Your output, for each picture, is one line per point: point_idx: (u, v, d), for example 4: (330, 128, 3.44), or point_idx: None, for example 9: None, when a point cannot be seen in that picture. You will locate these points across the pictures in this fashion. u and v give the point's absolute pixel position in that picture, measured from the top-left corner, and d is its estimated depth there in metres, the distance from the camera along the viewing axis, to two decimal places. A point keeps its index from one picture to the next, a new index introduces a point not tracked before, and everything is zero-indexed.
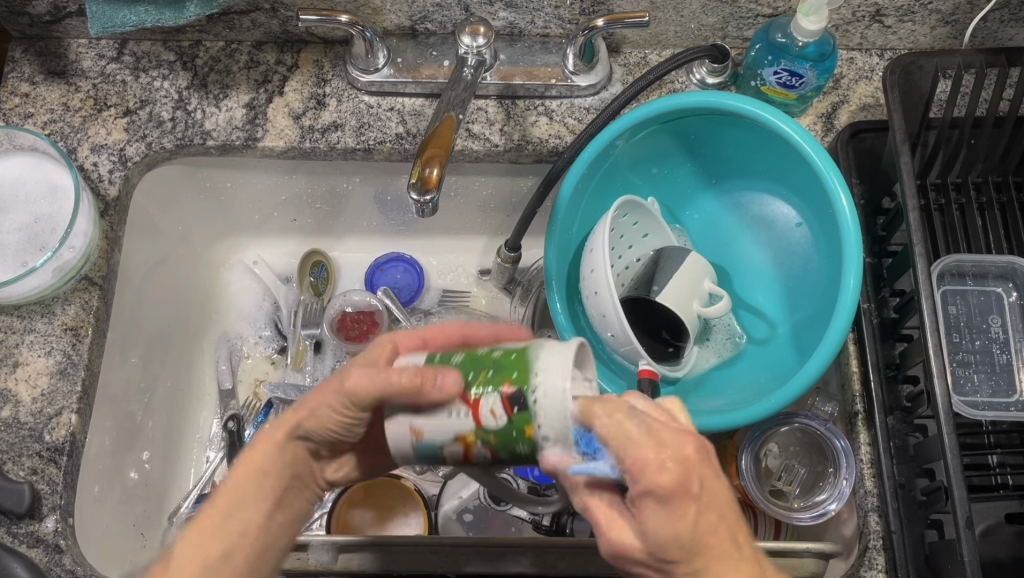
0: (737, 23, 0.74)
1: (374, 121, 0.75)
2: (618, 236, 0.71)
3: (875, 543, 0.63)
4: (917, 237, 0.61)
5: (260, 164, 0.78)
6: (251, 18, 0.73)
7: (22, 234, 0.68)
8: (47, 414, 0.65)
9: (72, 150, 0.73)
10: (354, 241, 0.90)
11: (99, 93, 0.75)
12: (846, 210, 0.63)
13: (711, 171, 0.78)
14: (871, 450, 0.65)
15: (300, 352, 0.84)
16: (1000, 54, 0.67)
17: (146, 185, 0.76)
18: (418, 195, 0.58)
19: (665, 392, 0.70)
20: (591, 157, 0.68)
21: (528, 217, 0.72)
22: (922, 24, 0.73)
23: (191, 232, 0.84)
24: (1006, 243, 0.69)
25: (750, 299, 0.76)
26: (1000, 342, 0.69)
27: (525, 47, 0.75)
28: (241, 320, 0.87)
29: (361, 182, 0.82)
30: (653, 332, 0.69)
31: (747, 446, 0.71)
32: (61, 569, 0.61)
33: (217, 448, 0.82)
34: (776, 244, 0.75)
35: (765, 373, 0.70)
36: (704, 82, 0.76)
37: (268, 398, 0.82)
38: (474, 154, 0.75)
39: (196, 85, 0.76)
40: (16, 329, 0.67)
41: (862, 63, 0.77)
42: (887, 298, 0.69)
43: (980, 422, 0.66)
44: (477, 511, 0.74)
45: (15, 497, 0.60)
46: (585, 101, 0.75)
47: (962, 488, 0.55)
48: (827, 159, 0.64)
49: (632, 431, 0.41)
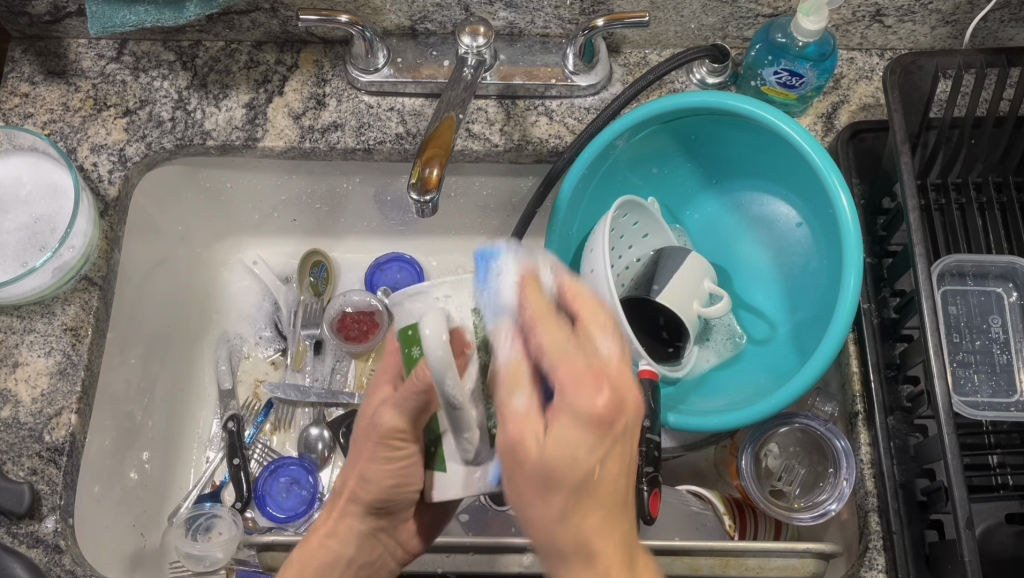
0: (737, 23, 0.74)
1: (374, 121, 0.75)
2: (618, 236, 0.71)
3: (875, 543, 0.62)
4: (917, 237, 0.61)
5: (260, 164, 0.78)
6: (251, 18, 0.73)
7: (22, 234, 0.68)
8: (47, 414, 0.65)
9: (72, 150, 0.73)
10: (354, 241, 0.90)
11: (100, 93, 0.75)
12: (846, 209, 0.63)
13: (712, 171, 0.78)
14: (871, 450, 0.65)
15: (300, 352, 0.84)
16: (1000, 53, 0.67)
17: (146, 185, 0.76)
18: (418, 195, 0.58)
19: (665, 393, 0.70)
20: (591, 157, 0.68)
21: (528, 217, 0.72)
22: (922, 24, 0.73)
23: (191, 232, 0.84)
24: (1007, 242, 0.69)
25: (749, 299, 0.76)
26: (1000, 342, 0.69)
27: (525, 47, 0.75)
28: (241, 320, 0.87)
29: (361, 182, 0.82)
30: (652, 332, 0.69)
31: (747, 446, 0.71)
32: (61, 569, 0.61)
33: (217, 448, 0.82)
34: (776, 244, 0.75)
35: (765, 374, 0.71)
36: (704, 82, 0.76)
37: (268, 398, 0.83)
38: (474, 154, 0.75)
39: (196, 85, 0.76)
40: (16, 329, 0.67)
41: (862, 63, 0.77)
42: (887, 299, 0.68)
43: (980, 422, 0.65)
44: (473, 511, 0.73)
45: (15, 497, 0.61)
46: (585, 101, 0.75)
47: (961, 488, 0.54)
48: (827, 158, 0.64)
49: (563, 344, 0.45)
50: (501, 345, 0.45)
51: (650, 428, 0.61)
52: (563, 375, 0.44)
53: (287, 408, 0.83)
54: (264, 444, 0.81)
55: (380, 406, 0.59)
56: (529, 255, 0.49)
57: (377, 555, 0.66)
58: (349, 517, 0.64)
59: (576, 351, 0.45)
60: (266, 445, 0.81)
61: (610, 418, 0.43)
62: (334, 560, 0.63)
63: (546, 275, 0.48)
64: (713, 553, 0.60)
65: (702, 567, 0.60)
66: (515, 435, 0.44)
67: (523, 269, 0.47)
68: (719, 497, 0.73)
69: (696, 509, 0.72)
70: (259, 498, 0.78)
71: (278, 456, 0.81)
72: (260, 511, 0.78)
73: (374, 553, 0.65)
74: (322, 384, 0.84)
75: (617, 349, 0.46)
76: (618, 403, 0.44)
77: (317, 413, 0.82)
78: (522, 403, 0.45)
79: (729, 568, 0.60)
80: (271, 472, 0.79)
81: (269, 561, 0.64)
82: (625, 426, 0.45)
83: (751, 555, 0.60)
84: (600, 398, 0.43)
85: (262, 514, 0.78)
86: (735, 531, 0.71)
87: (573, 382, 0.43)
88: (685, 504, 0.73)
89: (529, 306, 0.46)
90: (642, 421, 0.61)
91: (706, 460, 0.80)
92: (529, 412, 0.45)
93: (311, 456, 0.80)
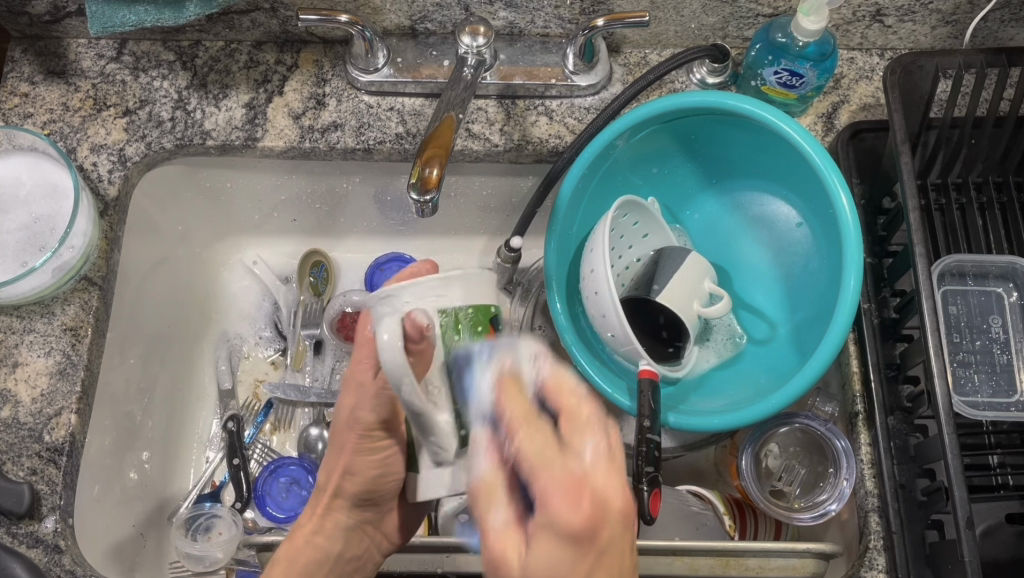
0: (737, 23, 0.74)
1: (374, 121, 0.75)
2: (618, 236, 0.71)
3: (875, 543, 0.62)
4: (917, 237, 0.60)
5: (261, 164, 0.78)
6: (251, 18, 0.73)
7: (22, 234, 0.67)
8: (47, 414, 0.65)
9: (72, 150, 0.73)
10: (354, 241, 0.90)
11: (99, 93, 0.75)
12: (846, 209, 0.63)
13: (713, 171, 0.78)
14: (871, 450, 0.65)
15: (300, 353, 0.84)
16: (1000, 53, 0.67)
17: (146, 185, 0.76)
18: (418, 195, 0.58)
19: (665, 392, 0.70)
20: (591, 157, 0.68)
21: (528, 217, 0.72)
22: (922, 24, 0.73)
23: (191, 232, 0.84)
24: (1007, 242, 0.69)
25: (750, 299, 0.76)
26: (1000, 342, 0.69)
27: (525, 46, 0.75)
28: (241, 320, 0.87)
29: (361, 182, 0.82)
30: (652, 332, 0.68)
31: (747, 446, 0.71)
32: (61, 569, 0.61)
33: (217, 448, 0.82)
34: (777, 244, 0.75)
35: (765, 374, 0.70)
36: (704, 82, 0.76)
37: (268, 398, 0.83)
38: (474, 154, 0.75)
39: (195, 85, 0.75)
40: (15, 329, 0.67)
41: (862, 63, 0.77)
42: (887, 298, 0.68)
43: (980, 422, 0.65)
44: None
45: (15, 497, 0.61)
46: (585, 101, 0.75)
47: (962, 488, 0.54)
48: (828, 158, 0.64)
49: (541, 452, 0.45)
50: (479, 455, 0.48)
51: (650, 428, 0.60)
52: (545, 484, 0.43)
53: (286, 408, 0.83)
54: (264, 444, 0.81)
55: (360, 400, 0.62)
56: (510, 349, 0.50)
57: (365, 549, 0.65)
58: (334, 512, 0.65)
59: (557, 460, 0.44)
60: (266, 444, 0.81)
61: (589, 532, 0.42)
62: (322, 558, 0.63)
63: (529, 371, 0.49)
64: (713, 553, 0.60)
65: (702, 567, 0.60)
66: (497, 552, 0.46)
67: (500, 371, 0.48)
68: (719, 497, 0.73)
69: (697, 509, 0.72)
70: (259, 498, 0.78)
71: (277, 455, 0.81)
72: (260, 511, 0.78)
73: (362, 546, 0.65)
74: (322, 384, 0.84)
75: (603, 456, 0.44)
76: (600, 506, 0.43)
77: (317, 413, 0.82)
78: (499, 521, 0.47)
79: (729, 568, 0.60)
80: (271, 472, 0.79)
81: (269, 561, 0.64)
82: (607, 536, 0.43)
83: (751, 555, 0.60)
84: (577, 510, 0.42)
85: (262, 514, 0.78)
86: (735, 530, 0.71)
87: (553, 489, 0.43)
88: (685, 503, 0.72)
89: (510, 409, 0.46)
90: (642, 421, 0.61)
91: (706, 460, 0.80)
92: (506, 526, 0.47)
93: (311, 456, 0.80)
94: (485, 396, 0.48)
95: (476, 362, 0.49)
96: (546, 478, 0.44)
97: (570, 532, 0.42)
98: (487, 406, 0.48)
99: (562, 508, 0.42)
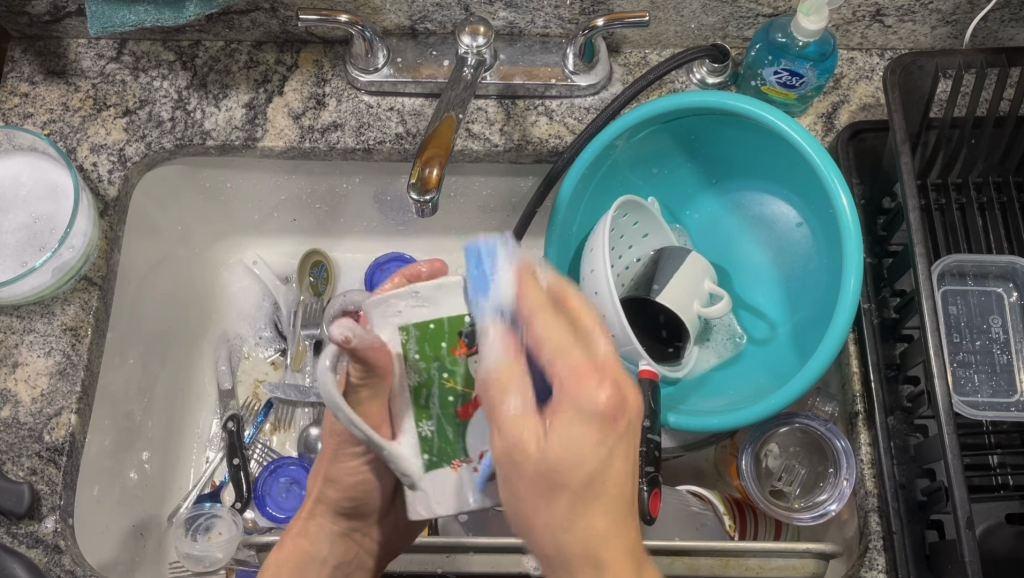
0: (737, 23, 0.74)
1: (374, 121, 0.75)
2: (618, 236, 0.71)
3: (875, 543, 0.62)
4: (917, 237, 0.60)
5: (261, 164, 0.78)
6: (251, 18, 0.73)
7: (22, 234, 0.67)
8: (47, 414, 0.65)
9: (72, 150, 0.73)
10: (354, 241, 0.90)
11: (99, 93, 0.75)
12: (846, 209, 0.63)
13: (713, 171, 0.78)
14: (871, 450, 0.65)
15: (299, 353, 0.84)
16: (1001, 53, 0.67)
17: (147, 185, 0.76)
18: (418, 195, 0.58)
19: (665, 393, 0.70)
20: (591, 157, 0.68)
21: (528, 217, 0.72)
22: (922, 24, 0.73)
23: (190, 232, 0.84)
24: (1007, 242, 0.69)
25: (750, 299, 0.76)
26: (1000, 342, 0.69)
27: (525, 46, 0.75)
28: (241, 320, 0.87)
29: (361, 182, 0.82)
30: (653, 332, 0.69)
31: (747, 446, 0.71)
32: (61, 569, 0.61)
33: (217, 448, 0.82)
34: (777, 244, 0.75)
35: (765, 374, 0.71)
36: (704, 82, 0.75)
37: (268, 398, 0.83)
38: (474, 154, 0.75)
39: (195, 85, 0.75)
40: (15, 329, 0.67)
41: (862, 63, 0.77)
42: (887, 299, 0.68)
43: (980, 422, 0.65)
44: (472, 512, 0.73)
45: (15, 497, 0.61)
46: (585, 101, 0.75)
47: (962, 488, 0.54)
48: (828, 159, 0.64)
49: (561, 342, 0.45)
50: (490, 342, 0.46)
51: (650, 428, 0.61)
52: (563, 369, 0.44)
53: (286, 408, 0.83)
54: (264, 444, 0.81)
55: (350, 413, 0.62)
56: (530, 254, 0.50)
57: (354, 554, 0.67)
58: (318, 516, 0.66)
59: (576, 349, 0.44)
60: (266, 444, 0.81)
61: (613, 418, 0.42)
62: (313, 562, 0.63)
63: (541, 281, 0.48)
64: (713, 553, 0.60)
65: (702, 567, 0.60)
66: (510, 439, 0.43)
67: (519, 268, 0.48)
68: (719, 497, 0.73)
69: (696, 509, 0.72)
70: (259, 498, 0.78)
71: (277, 455, 0.81)
72: (260, 511, 0.78)
73: (350, 552, 0.67)
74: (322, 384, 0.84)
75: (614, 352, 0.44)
76: (622, 394, 0.43)
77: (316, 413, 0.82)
78: (515, 407, 0.43)
79: (729, 568, 0.60)
80: (271, 472, 0.79)
81: None
82: (628, 422, 0.43)
83: (751, 555, 0.60)
84: (601, 392, 0.43)
85: (262, 514, 0.78)
86: (735, 531, 0.71)
87: (574, 374, 0.43)
88: (684, 503, 0.72)
89: (528, 300, 0.46)
90: (642, 421, 0.61)
91: (706, 460, 0.80)
92: (524, 413, 0.44)
93: (311, 456, 0.80)
94: (505, 292, 0.47)
95: (492, 253, 0.49)
96: (570, 346, 0.44)
97: (597, 415, 0.42)
98: (506, 304, 0.47)
99: (592, 396, 0.42)
